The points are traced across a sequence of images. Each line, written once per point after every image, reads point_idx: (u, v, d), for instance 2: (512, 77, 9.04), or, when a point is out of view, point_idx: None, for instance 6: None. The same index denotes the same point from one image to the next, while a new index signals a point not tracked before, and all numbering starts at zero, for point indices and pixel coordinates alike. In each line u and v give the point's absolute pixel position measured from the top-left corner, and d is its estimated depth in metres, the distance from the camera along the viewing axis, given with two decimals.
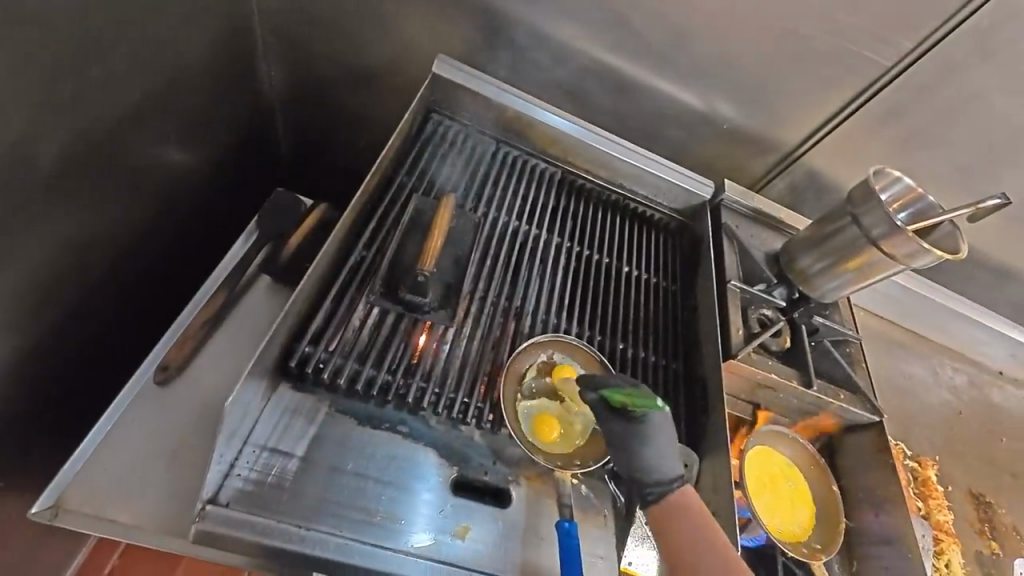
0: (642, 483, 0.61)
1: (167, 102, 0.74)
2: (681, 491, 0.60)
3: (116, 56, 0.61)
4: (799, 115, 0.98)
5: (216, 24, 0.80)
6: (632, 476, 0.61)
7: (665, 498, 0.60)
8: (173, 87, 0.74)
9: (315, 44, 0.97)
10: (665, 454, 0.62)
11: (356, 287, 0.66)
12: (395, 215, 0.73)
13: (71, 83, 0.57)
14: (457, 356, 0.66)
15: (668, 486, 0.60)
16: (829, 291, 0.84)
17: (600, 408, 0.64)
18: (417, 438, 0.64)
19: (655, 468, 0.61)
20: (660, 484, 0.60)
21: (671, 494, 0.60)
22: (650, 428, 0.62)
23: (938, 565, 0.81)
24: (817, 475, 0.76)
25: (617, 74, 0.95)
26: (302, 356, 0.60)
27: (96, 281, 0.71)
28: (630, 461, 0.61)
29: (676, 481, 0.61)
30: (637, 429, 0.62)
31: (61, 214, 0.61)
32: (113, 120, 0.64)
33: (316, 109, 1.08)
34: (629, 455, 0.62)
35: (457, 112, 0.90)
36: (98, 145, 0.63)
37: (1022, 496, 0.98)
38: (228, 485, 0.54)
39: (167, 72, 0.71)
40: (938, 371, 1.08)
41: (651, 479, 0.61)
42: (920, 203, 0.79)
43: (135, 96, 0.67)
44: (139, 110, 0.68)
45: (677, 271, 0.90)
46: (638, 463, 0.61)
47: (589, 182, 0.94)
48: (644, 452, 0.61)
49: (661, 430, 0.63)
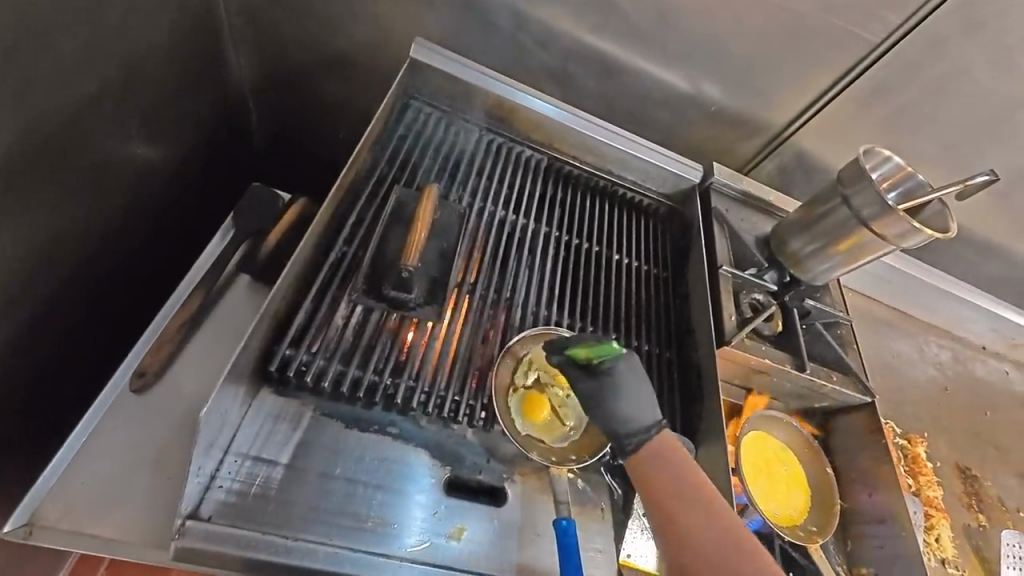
0: (620, 436, 0.58)
1: (127, 94, 0.69)
2: (658, 437, 0.57)
3: (66, 45, 0.57)
4: (787, 95, 0.97)
5: (177, 8, 0.75)
6: (612, 430, 0.58)
7: (645, 446, 0.57)
8: (132, 77, 0.69)
9: (287, 29, 0.92)
10: (641, 403, 0.59)
11: (338, 285, 0.63)
12: (376, 209, 0.70)
13: (16, 76, 0.52)
14: (447, 353, 0.64)
15: (644, 436, 0.57)
16: (820, 273, 0.84)
17: (568, 366, 0.61)
18: (408, 439, 0.62)
19: (631, 418, 0.58)
20: (639, 435, 0.57)
21: (649, 443, 0.57)
22: (618, 376, 0.59)
23: (929, 540, 0.82)
24: (811, 457, 0.76)
25: (603, 55, 0.92)
26: (283, 359, 0.58)
27: (60, 286, 0.67)
28: (606, 418, 0.58)
29: (654, 427, 0.58)
30: (605, 381, 0.59)
31: (15, 217, 0.57)
32: (67, 114, 0.60)
33: (291, 98, 1.03)
34: (605, 409, 0.58)
35: (437, 98, 0.87)
36: (51, 141, 0.59)
37: (1006, 467, 1.00)
38: (210, 498, 0.51)
39: (125, 61, 0.67)
40: (925, 348, 1.10)
41: (628, 430, 0.57)
42: (910, 182, 0.78)
43: (90, 87, 0.62)
44: (95, 103, 0.64)
45: (667, 258, 0.89)
46: (614, 415, 0.58)
47: (577, 168, 0.92)
48: (620, 406, 0.58)
49: (631, 376, 0.60)
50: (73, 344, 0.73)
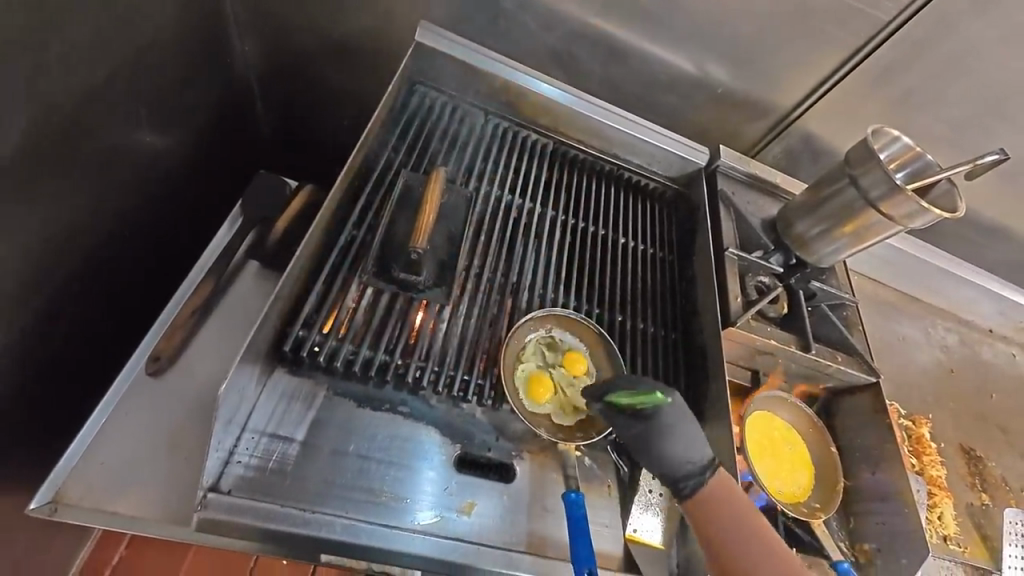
0: (675, 478, 0.57)
1: (134, 81, 0.69)
2: (716, 479, 0.56)
3: (73, 32, 0.57)
4: (794, 77, 0.96)
5: None
6: (666, 473, 0.57)
7: (703, 489, 0.55)
8: (139, 64, 0.69)
9: (289, 14, 0.91)
10: (691, 443, 0.57)
11: (348, 268, 0.64)
12: (384, 193, 0.71)
13: (28, 64, 0.53)
14: (455, 334, 0.65)
15: (700, 478, 0.56)
16: (827, 255, 0.84)
17: (614, 414, 0.59)
18: (419, 418, 0.63)
19: (686, 460, 0.57)
20: (696, 477, 0.56)
21: (707, 485, 0.56)
22: (666, 419, 0.57)
23: (930, 518, 0.83)
24: (816, 437, 0.77)
25: (607, 37, 0.92)
26: (297, 340, 0.59)
27: (74, 272, 0.68)
28: (658, 463, 0.57)
29: (710, 465, 0.57)
30: (651, 429, 0.57)
31: (30, 203, 0.58)
32: (77, 101, 0.60)
33: (296, 85, 1.03)
34: (655, 455, 0.57)
35: (442, 83, 0.87)
36: (62, 128, 0.60)
37: (1010, 448, 1.00)
38: (229, 473, 0.53)
39: (131, 48, 0.67)
40: (931, 331, 1.10)
41: (683, 473, 0.56)
42: (918, 162, 0.77)
43: (98, 75, 0.62)
44: (103, 91, 0.64)
45: (673, 241, 0.89)
46: (668, 460, 0.57)
47: (582, 152, 0.92)
48: (669, 450, 0.57)
49: (678, 418, 0.58)
50: (88, 329, 0.75)
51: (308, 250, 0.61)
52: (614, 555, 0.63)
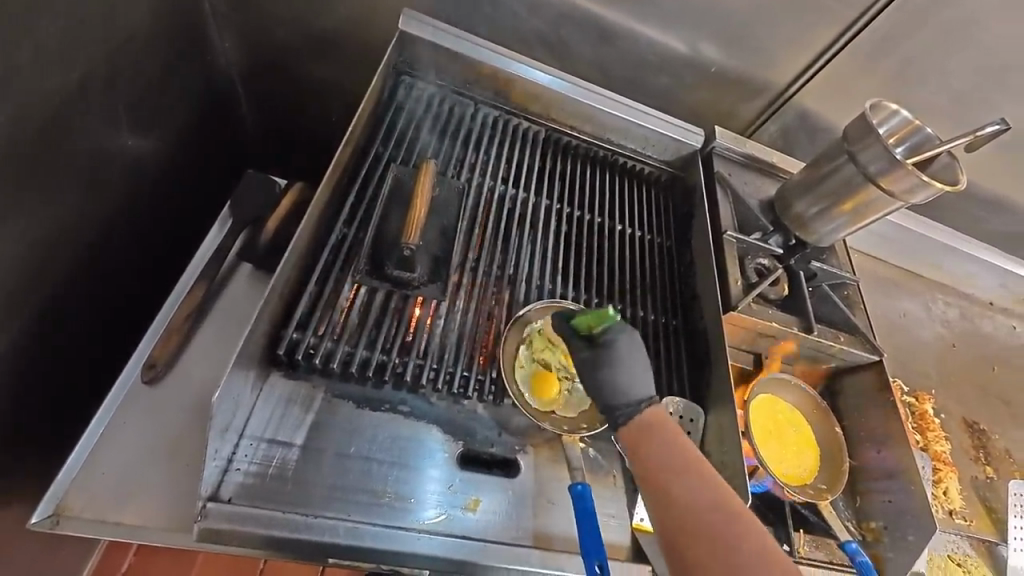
0: (611, 407, 0.55)
1: (112, 82, 0.67)
2: (650, 411, 0.53)
3: (45, 34, 0.55)
4: (789, 53, 0.94)
5: None
6: (604, 400, 0.56)
7: (637, 418, 0.53)
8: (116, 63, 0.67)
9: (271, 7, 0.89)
10: (634, 375, 0.57)
11: (340, 267, 0.63)
12: (375, 187, 0.69)
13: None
14: (453, 330, 0.64)
15: (637, 408, 0.54)
16: (826, 235, 0.83)
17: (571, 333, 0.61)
18: (420, 416, 0.62)
19: (630, 391, 0.56)
20: (631, 406, 0.54)
21: (642, 415, 0.53)
22: (619, 348, 0.58)
23: (936, 493, 0.82)
24: (819, 417, 0.76)
25: (597, 19, 0.89)
26: (291, 343, 0.58)
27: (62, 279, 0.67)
28: (599, 391, 0.56)
29: (647, 402, 0.55)
30: (601, 353, 0.58)
31: (11, 214, 0.56)
32: (53, 106, 0.58)
33: (280, 82, 1.01)
34: (597, 380, 0.57)
35: (430, 73, 0.84)
36: (39, 135, 0.58)
37: (1012, 419, 1.01)
38: (229, 480, 0.52)
39: (106, 47, 0.64)
40: (932, 306, 1.09)
41: (620, 404, 0.55)
42: (917, 135, 0.76)
43: (73, 77, 0.60)
44: (80, 94, 0.62)
45: (670, 226, 0.88)
46: (608, 385, 0.56)
47: (575, 139, 0.90)
48: (614, 378, 0.56)
49: (630, 353, 0.58)
50: (81, 339, 0.74)
51: (303, 248, 0.59)
52: (621, 545, 0.62)
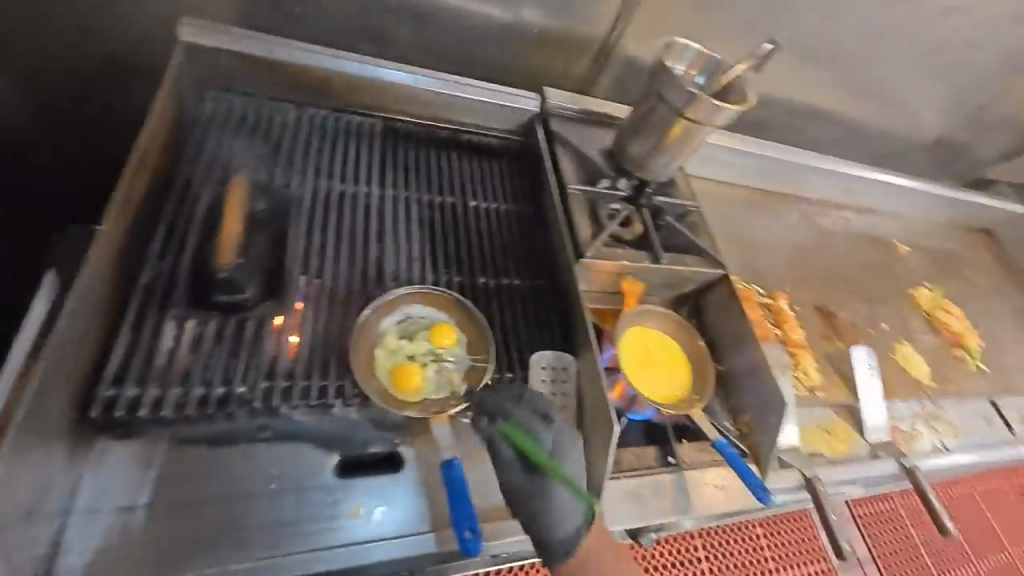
0: (551, 543, 0.58)
1: None
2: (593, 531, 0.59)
3: None
4: (597, 7, 0.99)
5: None
6: (543, 542, 0.58)
7: (573, 556, 0.57)
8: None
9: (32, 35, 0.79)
10: (558, 500, 0.59)
11: (156, 308, 0.57)
12: (188, 209, 0.64)
13: None
14: (304, 344, 0.61)
15: (570, 542, 0.57)
16: (662, 170, 0.89)
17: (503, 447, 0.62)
18: (287, 437, 0.59)
19: (563, 524, 0.58)
20: (566, 541, 0.58)
21: (576, 550, 0.57)
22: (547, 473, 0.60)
23: (797, 376, 0.93)
24: (685, 335, 0.82)
25: (404, 1, 0.88)
26: (106, 401, 0.51)
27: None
28: (536, 528, 0.58)
29: (582, 529, 0.58)
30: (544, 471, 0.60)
31: None
32: None
33: (80, 120, 0.91)
34: (542, 511, 0.59)
35: (237, 79, 0.79)
36: None
37: (853, 297, 1.16)
38: (62, 568, 0.48)
39: None
40: (775, 215, 1.23)
41: (553, 543, 0.58)
42: (710, 63, 0.82)
43: None
44: None
45: (523, 191, 0.90)
46: (544, 529, 0.58)
47: (409, 126, 0.91)
48: (539, 519, 0.58)
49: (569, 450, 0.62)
50: None
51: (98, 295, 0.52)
52: None
